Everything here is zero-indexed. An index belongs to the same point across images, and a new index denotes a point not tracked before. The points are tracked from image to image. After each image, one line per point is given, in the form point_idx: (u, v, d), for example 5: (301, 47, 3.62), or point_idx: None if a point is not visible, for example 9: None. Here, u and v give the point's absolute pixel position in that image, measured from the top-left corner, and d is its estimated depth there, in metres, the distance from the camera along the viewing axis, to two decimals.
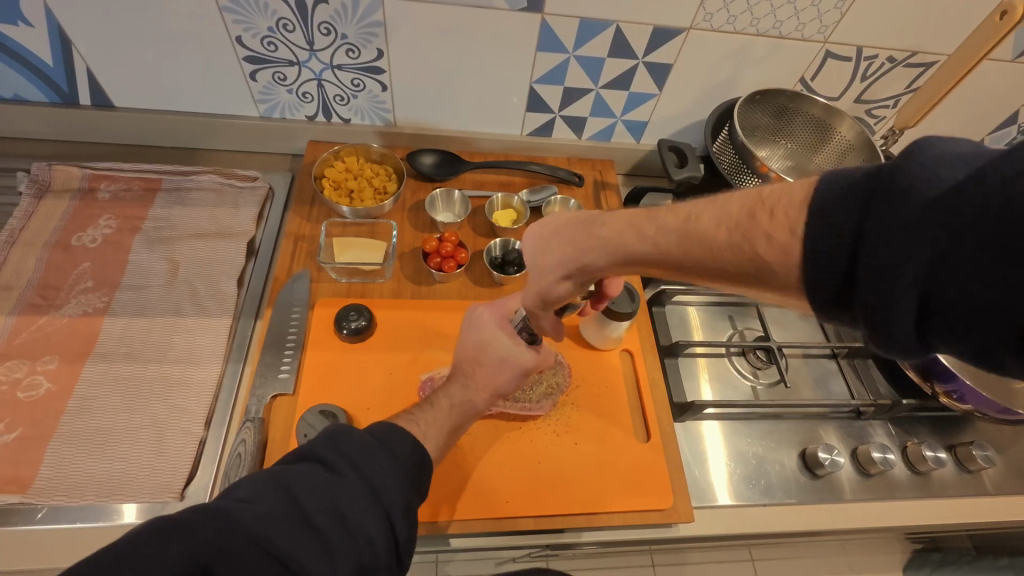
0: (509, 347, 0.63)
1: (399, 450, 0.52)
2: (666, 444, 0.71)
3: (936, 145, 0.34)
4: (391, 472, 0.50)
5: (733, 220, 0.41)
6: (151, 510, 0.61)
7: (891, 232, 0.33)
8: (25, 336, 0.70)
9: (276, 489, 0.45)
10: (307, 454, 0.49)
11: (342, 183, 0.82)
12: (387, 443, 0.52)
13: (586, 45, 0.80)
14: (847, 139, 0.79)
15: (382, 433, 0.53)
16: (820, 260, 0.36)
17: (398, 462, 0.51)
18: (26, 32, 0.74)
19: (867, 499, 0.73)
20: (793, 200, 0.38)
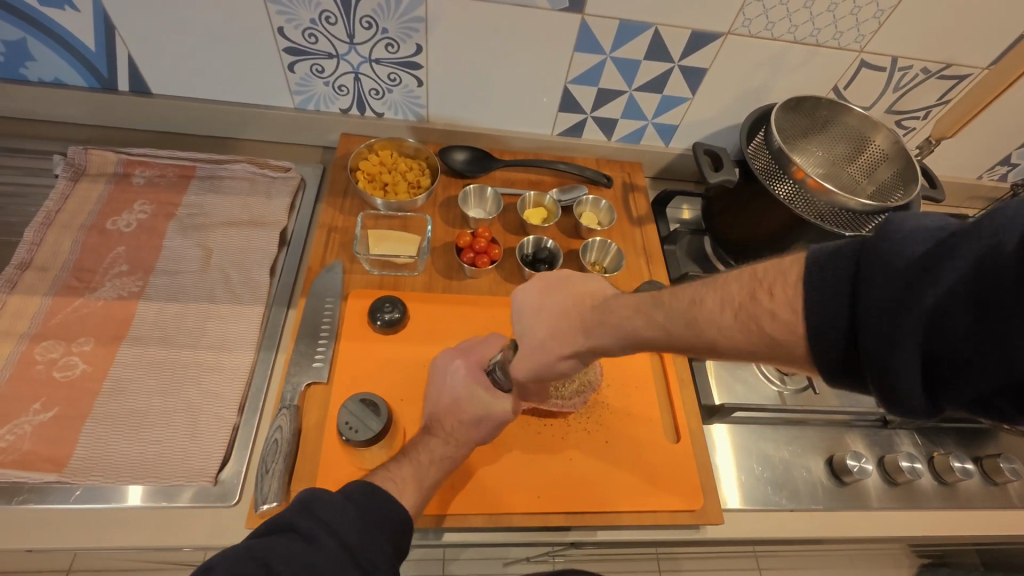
0: (488, 403, 0.62)
1: (374, 508, 0.52)
2: (695, 448, 0.71)
3: (909, 217, 0.37)
4: (367, 532, 0.50)
5: (735, 302, 0.43)
6: (165, 493, 0.61)
7: (884, 292, 0.36)
8: (62, 316, 0.70)
9: (249, 561, 0.44)
10: (281, 524, 0.48)
11: (377, 176, 0.83)
12: (359, 504, 0.52)
13: (623, 46, 0.80)
14: (881, 149, 0.79)
15: (355, 491, 0.53)
16: (821, 320, 0.38)
17: (372, 518, 0.51)
18: (71, 16, 0.75)
19: (893, 508, 0.73)
20: (786, 279, 0.41)
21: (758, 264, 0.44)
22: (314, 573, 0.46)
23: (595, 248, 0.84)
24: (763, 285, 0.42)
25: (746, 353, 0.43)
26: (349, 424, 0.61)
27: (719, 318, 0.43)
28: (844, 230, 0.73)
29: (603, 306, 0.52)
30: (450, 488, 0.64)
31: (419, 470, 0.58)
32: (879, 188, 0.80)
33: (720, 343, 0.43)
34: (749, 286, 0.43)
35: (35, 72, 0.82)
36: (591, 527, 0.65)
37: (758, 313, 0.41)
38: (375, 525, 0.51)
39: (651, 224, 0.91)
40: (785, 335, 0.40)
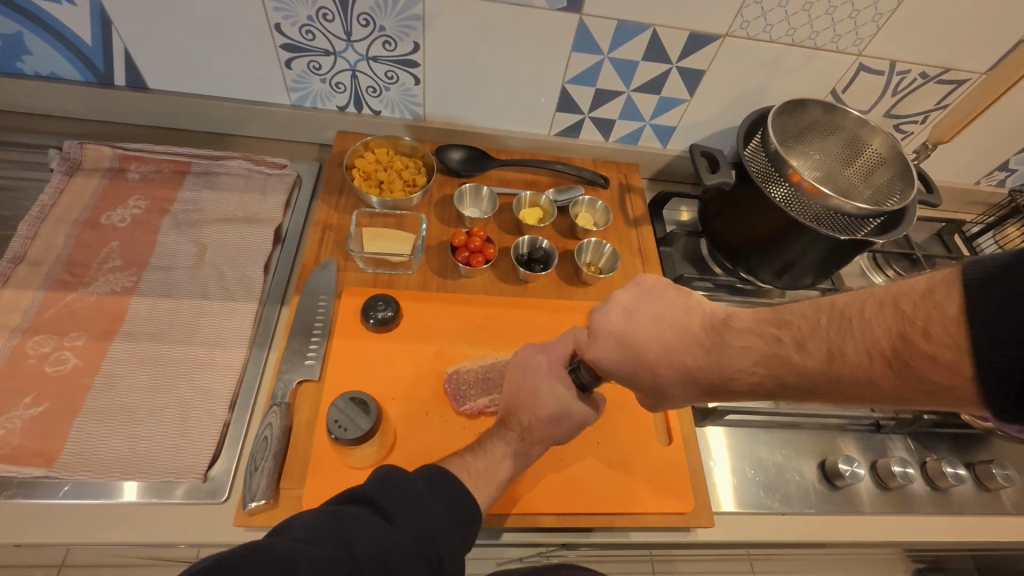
0: (567, 401, 0.61)
1: (447, 497, 0.52)
2: (688, 451, 0.71)
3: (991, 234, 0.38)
4: (442, 519, 0.50)
5: (843, 317, 0.42)
6: (155, 490, 0.61)
7: (931, 301, 0.38)
8: (54, 311, 0.70)
9: (330, 528, 0.44)
10: (360, 497, 0.48)
11: (373, 174, 0.83)
12: (438, 490, 0.52)
13: (621, 47, 0.80)
14: (878, 153, 0.79)
15: (432, 476, 0.53)
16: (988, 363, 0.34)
17: (447, 507, 0.51)
18: (67, 10, 0.75)
19: (885, 512, 0.73)
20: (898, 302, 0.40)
21: (902, 299, 0.40)
22: (388, 550, 0.45)
23: (590, 249, 0.84)
24: (918, 325, 0.38)
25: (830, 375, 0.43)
26: (339, 421, 0.60)
27: (866, 364, 0.41)
28: (838, 233, 0.73)
29: (713, 337, 0.50)
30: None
31: (494, 463, 0.58)
32: (875, 192, 0.80)
33: (862, 390, 0.42)
34: (896, 325, 0.39)
35: (32, 66, 0.82)
36: (625, 528, 0.65)
37: (908, 349, 0.38)
38: (449, 515, 0.51)
39: (647, 225, 0.91)
40: (947, 379, 0.37)
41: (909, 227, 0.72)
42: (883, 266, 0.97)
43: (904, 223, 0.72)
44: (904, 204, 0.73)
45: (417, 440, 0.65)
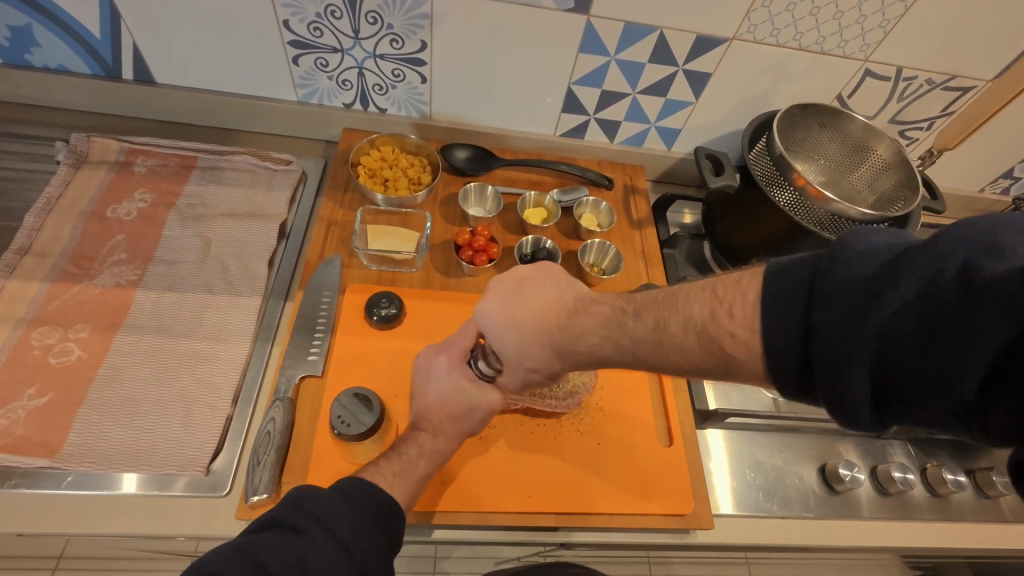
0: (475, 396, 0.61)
1: (366, 500, 0.52)
2: (689, 451, 0.71)
3: (858, 238, 0.39)
4: (362, 523, 0.50)
5: (697, 321, 0.45)
6: (161, 482, 0.61)
7: (838, 311, 0.37)
8: (59, 302, 0.70)
9: (240, 554, 0.44)
10: (270, 520, 0.48)
11: (378, 171, 0.83)
12: (355, 496, 0.52)
13: (627, 49, 0.80)
14: (884, 159, 0.79)
15: (347, 484, 0.52)
16: (773, 333, 0.40)
17: (366, 508, 0.51)
18: (76, 3, 0.75)
19: (884, 518, 0.73)
20: (745, 297, 0.43)
21: (718, 284, 0.45)
22: (306, 566, 0.46)
23: (594, 249, 0.84)
24: (725, 305, 0.43)
25: (699, 367, 0.45)
26: (341, 417, 0.60)
27: (687, 322, 0.45)
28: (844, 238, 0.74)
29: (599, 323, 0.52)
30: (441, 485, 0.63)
31: (409, 463, 0.58)
32: (880, 197, 0.80)
33: (681, 360, 0.46)
34: (710, 305, 0.44)
35: (40, 59, 0.82)
36: (607, 528, 0.65)
37: (718, 313, 0.44)
38: (370, 516, 0.51)
39: (651, 227, 0.91)
40: (744, 338, 0.42)
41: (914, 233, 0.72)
42: None
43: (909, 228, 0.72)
44: (910, 210, 0.74)
45: None
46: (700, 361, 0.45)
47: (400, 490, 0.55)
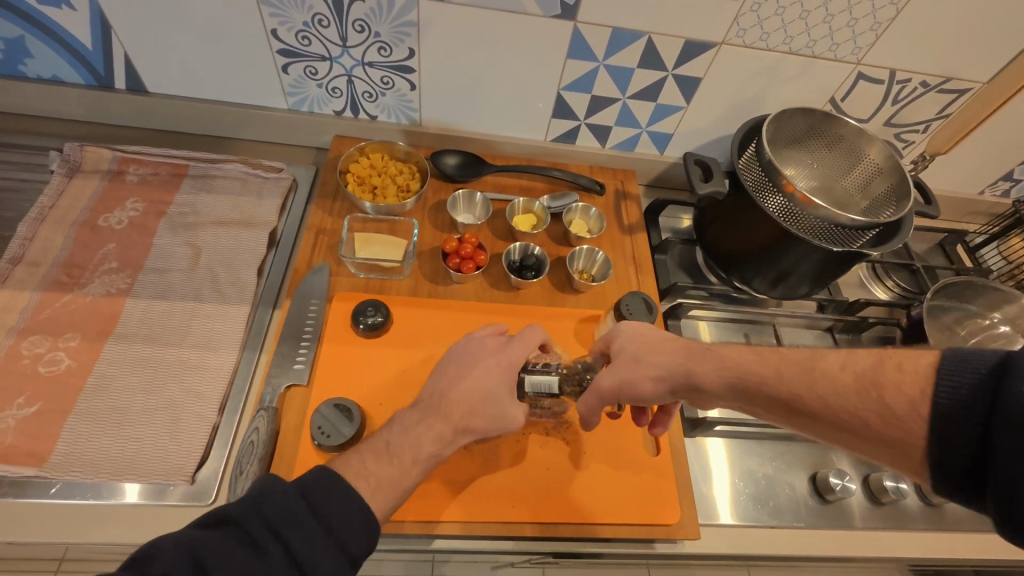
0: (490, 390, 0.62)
1: (334, 500, 0.50)
2: (676, 460, 0.70)
3: None
4: (339, 521, 0.49)
5: (858, 371, 0.47)
6: (153, 491, 0.62)
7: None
8: (49, 312, 0.71)
9: (189, 557, 0.44)
10: (228, 523, 0.47)
11: (367, 178, 0.83)
12: (322, 497, 0.50)
13: (615, 54, 0.80)
14: (875, 163, 0.78)
15: (306, 483, 0.50)
16: (943, 421, 0.41)
17: (339, 508, 0.50)
18: (68, 15, 0.76)
19: (876, 527, 0.72)
20: (918, 360, 0.45)
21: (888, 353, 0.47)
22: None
23: (583, 256, 0.83)
24: (892, 361, 0.46)
25: (847, 420, 0.47)
26: (322, 428, 0.62)
27: (837, 376, 0.48)
28: (834, 245, 0.73)
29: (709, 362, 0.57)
30: (422, 495, 0.63)
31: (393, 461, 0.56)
32: (872, 203, 0.79)
33: (828, 398, 0.48)
34: (876, 357, 0.47)
35: (34, 69, 0.83)
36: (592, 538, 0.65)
37: (881, 384, 0.45)
38: (349, 514, 0.50)
39: (642, 232, 0.91)
40: (905, 412, 0.43)
41: (905, 239, 0.71)
42: (883, 277, 0.96)
43: (901, 234, 0.71)
44: (901, 215, 0.72)
45: None
46: (845, 405, 0.47)
47: (378, 500, 0.53)
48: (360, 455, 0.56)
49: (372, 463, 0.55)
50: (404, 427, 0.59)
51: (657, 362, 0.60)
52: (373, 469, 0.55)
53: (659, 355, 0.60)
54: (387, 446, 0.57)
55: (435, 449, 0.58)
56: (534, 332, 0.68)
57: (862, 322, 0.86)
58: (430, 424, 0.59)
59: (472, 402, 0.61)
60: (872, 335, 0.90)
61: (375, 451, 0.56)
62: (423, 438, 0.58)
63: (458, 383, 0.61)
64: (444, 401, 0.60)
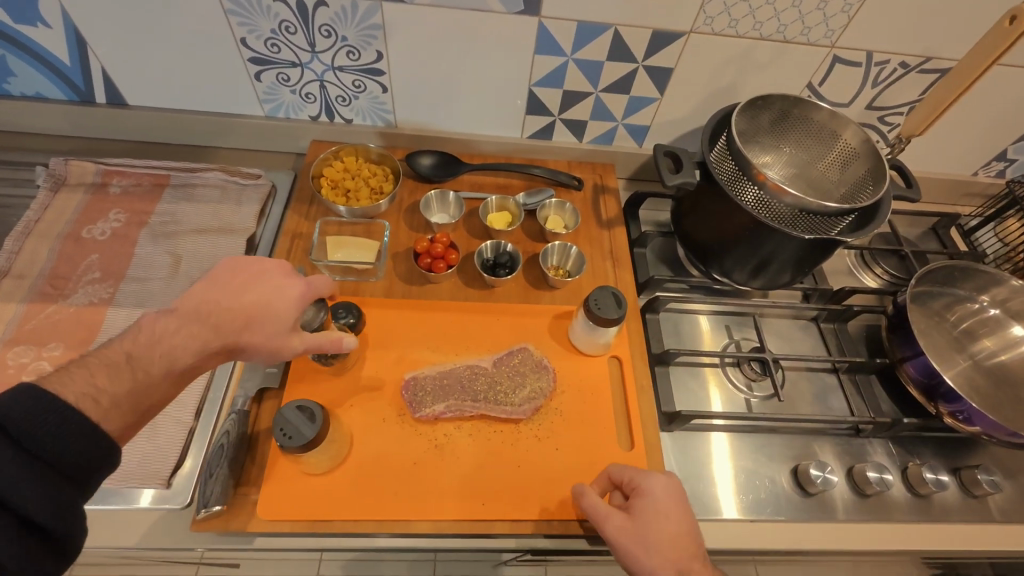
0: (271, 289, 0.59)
1: (49, 420, 0.42)
2: (652, 454, 0.68)
3: None
4: (58, 442, 0.42)
5: None
6: (163, 496, 0.61)
7: None
8: (33, 322, 0.73)
9: None
10: None
11: (340, 182, 0.84)
12: (27, 418, 0.41)
13: (583, 47, 0.79)
14: (851, 146, 0.76)
15: (2, 408, 0.40)
16: None
17: (54, 428, 0.42)
18: (44, 33, 0.78)
19: (861, 520, 0.70)
20: None
21: None
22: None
23: (556, 252, 0.83)
24: None
25: None
26: (284, 429, 0.58)
27: None
28: (813, 233, 0.71)
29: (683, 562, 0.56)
30: (333, 495, 0.61)
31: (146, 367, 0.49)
32: (851, 187, 0.77)
33: None
34: None
35: (18, 87, 0.86)
36: (565, 536, 0.63)
37: None
38: (69, 432, 0.43)
39: (620, 226, 0.90)
40: None
41: (883, 223, 0.69)
42: (872, 264, 0.94)
43: (879, 219, 0.69)
44: (879, 199, 0.71)
45: (373, 445, 0.65)
46: None
47: (111, 420, 0.46)
48: (87, 370, 0.47)
49: (105, 380, 0.47)
50: (154, 334, 0.52)
51: (665, 553, 0.55)
52: (106, 387, 0.47)
53: (672, 546, 0.56)
54: (126, 360, 0.49)
55: (195, 361, 0.53)
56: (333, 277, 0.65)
57: (845, 310, 0.84)
58: (192, 334, 0.53)
59: (250, 314, 0.56)
60: (858, 323, 0.88)
61: (112, 367, 0.48)
62: (180, 347, 0.52)
63: (237, 296, 0.56)
64: (216, 310, 0.55)
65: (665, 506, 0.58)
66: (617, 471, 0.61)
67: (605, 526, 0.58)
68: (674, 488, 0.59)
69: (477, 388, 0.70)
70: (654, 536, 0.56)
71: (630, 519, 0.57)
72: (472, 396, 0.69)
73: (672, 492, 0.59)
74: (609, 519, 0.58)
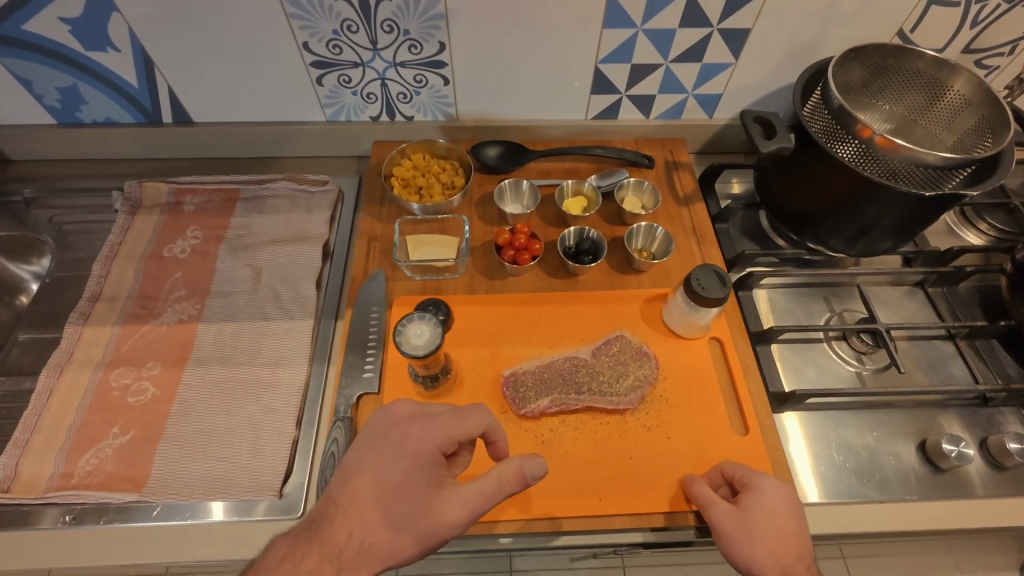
0: (395, 452, 0.52)
1: None
2: (767, 439, 0.65)
3: None
4: None
5: None
6: (259, 506, 0.63)
7: None
8: (130, 344, 0.74)
9: None
10: None
11: (411, 180, 0.82)
12: None
13: (655, 16, 0.75)
14: (963, 96, 0.69)
15: None
16: None
17: None
18: (113, 57, 0.78)
19: (1001, 495, 0.65)
20: None
21: None
22: None
23: (641, 234, 0.80)
24: None
25: None
26: None
27: None
28: (921, 189, 0.66)
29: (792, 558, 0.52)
30: None
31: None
32: (961, 140, 0.71)
33: None
34: None
35: (89, 115, 0.87)
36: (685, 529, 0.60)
37: None
38: None
39: (700, 202, 0.86)
40: None
41: (1007, 174, 0.63)
42: (975, 220, 0.87)
43: (1004, 169, 0.63)
44: (1002, 148, 0.64)
45: None
46: None
47: None
48: None
49: None
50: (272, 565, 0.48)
51: (773, 547, 0.52)
52: None
53: (779, 540, 0.52)
54: None
55: None
56: (479, 413, 0.55)
57: (957, 272, 0.78)
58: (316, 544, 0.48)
59: (373, 512, 0.50)
60: (969, 285, 0.81)
61: None
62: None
63: (363, 472, 0.51)
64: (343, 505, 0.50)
65: (775, 500, 0.55)
66: (730, 467, 0.59)
67: (712, 513, 0.55)
68: (790, 495, 0.55)
69: (578, 380, 0.67)
70: (759, 524, 0.53)
71: (737, 509, 0.55)
72: (575, 389, 0.66)
73: (777, 483, 0.56)
74: (715, 507, 0.55)
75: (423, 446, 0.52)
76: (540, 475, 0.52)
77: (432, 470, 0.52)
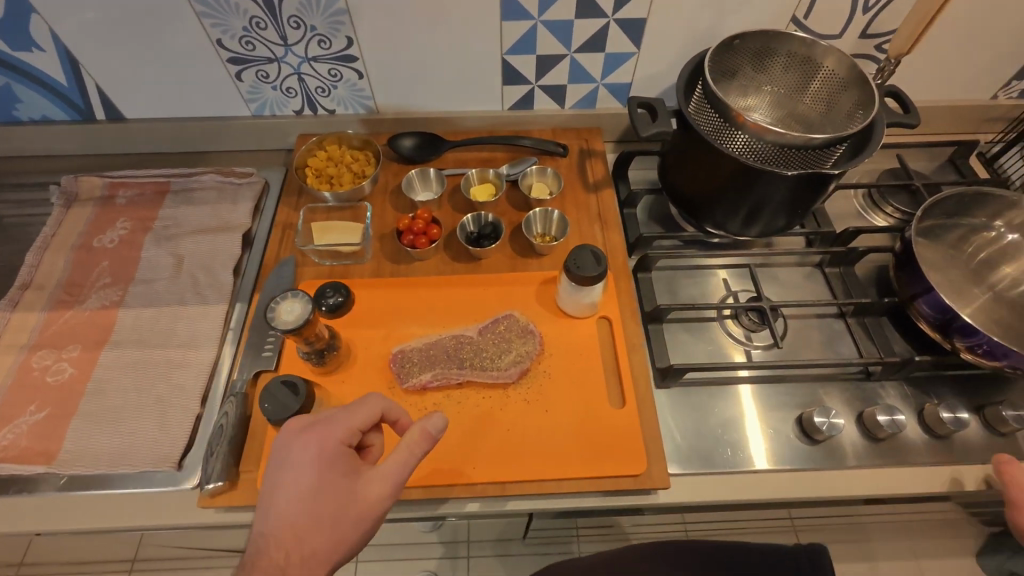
0: (298, 465, 0.52)
1: None
2: (643, 410, 0.67)
3: None
4: None
5: None
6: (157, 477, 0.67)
7: None
8: (54, 328, 0.78)
9: None
10: None
11: (323, 170, 0.86)
12: None
13: (550, 8, 0.78)
14: (836, 76, 0.72)
15: None
16: None
17: None
18: (39, 56, 0.82)
19: (872, 465, 0.67)
20: None
21: None
22: None
23: (539, 219, 0.83)
24: None
25: None
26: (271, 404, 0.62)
27: None
28: (807, 169, 0.69)
29: None
30: None
31: None
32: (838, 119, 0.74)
33: None
34: None
35: (26, 112, 0.92)
36: (554, 495, 0.63)
37: None
38: None
39: (608, 189, 0.88)
40: None
41: (878, 148, 0.65)
42: (881, 203, 0.89)
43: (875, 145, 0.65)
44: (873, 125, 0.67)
45: None
46: None
47: None
48: None
49: None
50: None
51: None
52: None
53: None
54: None
55: None
56: (372, 401, 0.56)
57: (850, 252, 0.80)
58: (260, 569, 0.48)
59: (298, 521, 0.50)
60: (868, 265, 0.83)
61: None
62: None
63: (277, 495, 0.51)
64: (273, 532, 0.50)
65: None
66: None
67: None
68: None
69: (462, 356, 0.70)
70: None
71: None
72: (458, 364, 0.70)
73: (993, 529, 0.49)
74: None
75: (326, 445, 0.53)
76: (444, 428, 0.55)
77: (343, 461, 0.54)
